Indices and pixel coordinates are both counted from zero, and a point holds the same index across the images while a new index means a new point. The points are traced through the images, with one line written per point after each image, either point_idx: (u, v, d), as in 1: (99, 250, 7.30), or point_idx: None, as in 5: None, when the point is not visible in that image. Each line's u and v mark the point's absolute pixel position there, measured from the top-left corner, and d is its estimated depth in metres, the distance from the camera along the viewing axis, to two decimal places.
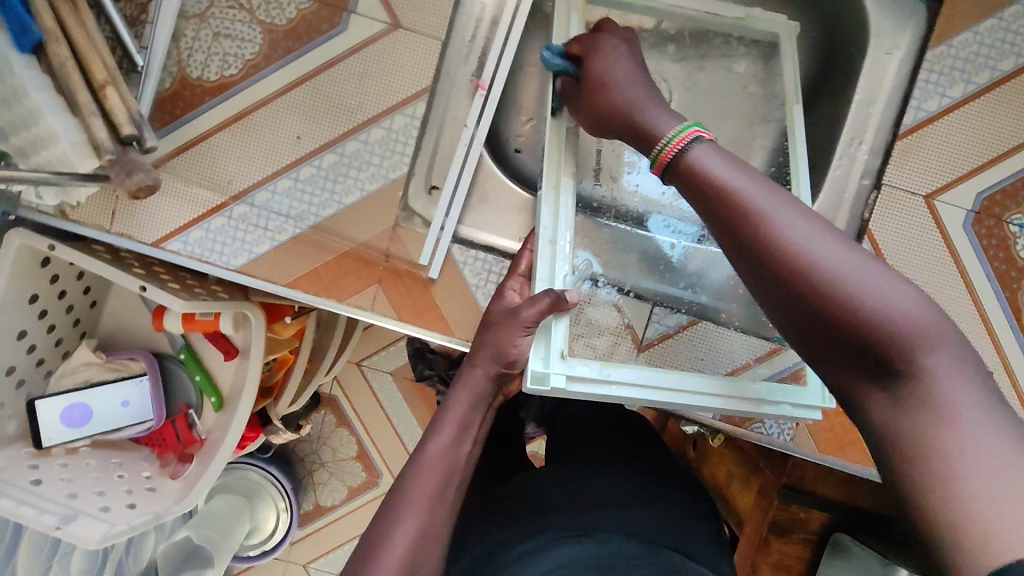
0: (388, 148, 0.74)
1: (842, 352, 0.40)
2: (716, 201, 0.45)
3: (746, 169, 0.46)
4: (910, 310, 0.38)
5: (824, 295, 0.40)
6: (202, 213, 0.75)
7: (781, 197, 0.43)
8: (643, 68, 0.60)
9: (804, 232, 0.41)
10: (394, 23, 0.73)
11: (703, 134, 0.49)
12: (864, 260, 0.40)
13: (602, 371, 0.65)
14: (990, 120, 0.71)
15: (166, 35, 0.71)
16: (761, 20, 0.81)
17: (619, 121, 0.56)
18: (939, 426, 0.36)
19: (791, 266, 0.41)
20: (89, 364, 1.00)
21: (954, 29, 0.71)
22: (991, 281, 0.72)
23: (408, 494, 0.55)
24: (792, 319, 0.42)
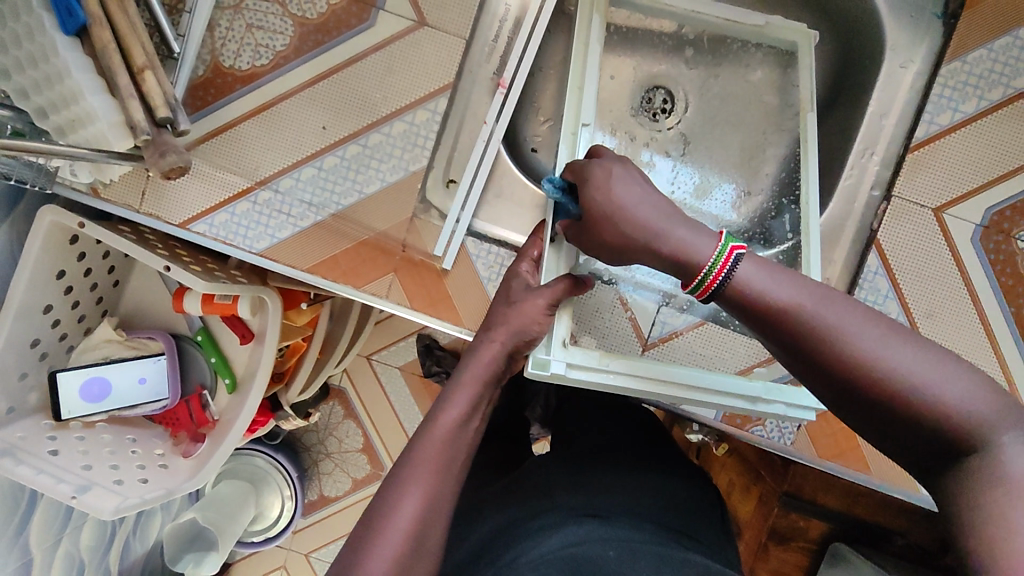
0: (409, 141, 0.76)
1: (918, 449, 0.42)
2: (777, 323, 0.45)
3: (793, 277, 0.47)
4: (987, 408, 0.40)
5: (897, 401, 0.41)
6: (228, 196, 0.77)
7: (837, 301, 0.44)
8: (648, 191, 0.54)
9: (872, 346, 0.42)
10: (420, 21, 0.75)
11: (743, 250, 0.48)
12: (935, 363, 0.41)
13: (601, 362, 0.68)
14: (1001, 136, 0.72)
15: (202, 25, 0.74)
16: (777, 28, 0.81)
17: (638, 257, 0.52)
18: (1009, 497, 0.38)
19: (859, 373, 0.42)
20: (110, 341, 1.04)
21: (968, 46, 0.72)
22: (997, 296, 0.73)
23: (418, 464, 0.54)
24: (877, 427, 0.43)
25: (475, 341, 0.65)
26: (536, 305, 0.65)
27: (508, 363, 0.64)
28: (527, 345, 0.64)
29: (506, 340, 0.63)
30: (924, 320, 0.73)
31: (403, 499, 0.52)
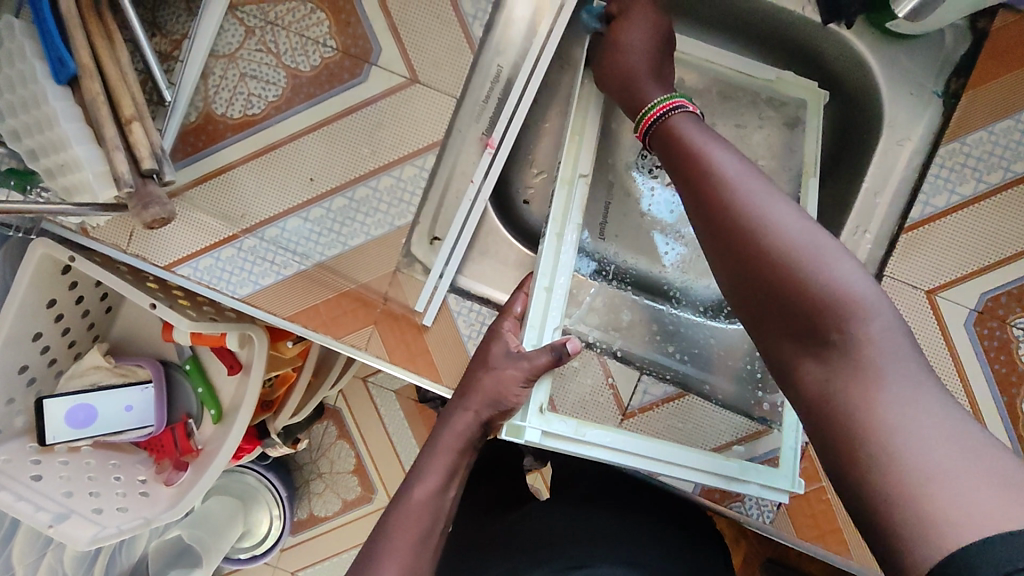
0: (396, 196, 0.76)
1: (776, 311, 0.43)
2: (687, 163, 0.51)
3: (717, 138, 0.52)
4: (845, 277, 0.41)
5: (758, 245, 0.44)
6: (213, 242, 0.77)
7: (746, 165, 0.48)
8: (660, 41, 0.66)
9: (757, 194, 0.46)
10: (412, 78, 0.75)
11: (687, 105, 0.56)
12: (809, 225, 0.44)
13: (578, 431, 0.65)
14: (998, 221, 0.70)
15: (195, 73, 0.75)
16: (791, 86, 0.80)
17: (621, 82, 0.64)
18: (858, 377, 0.39)
19: (736, 215, 0.45)
20: (99, 368, 1.04)
21: (969, 126, 0.70)
22: (990, 383, 0.70)
23: (392, 540, 0.52)
24: (738, 279, 0.45)
25: (447, 409, 0.63)
26: (514, 374, 0.62)
27: (484, 429, 0.62)
28: (503, 415, 0.62)
29: (482, 406, 0.61)
30: None
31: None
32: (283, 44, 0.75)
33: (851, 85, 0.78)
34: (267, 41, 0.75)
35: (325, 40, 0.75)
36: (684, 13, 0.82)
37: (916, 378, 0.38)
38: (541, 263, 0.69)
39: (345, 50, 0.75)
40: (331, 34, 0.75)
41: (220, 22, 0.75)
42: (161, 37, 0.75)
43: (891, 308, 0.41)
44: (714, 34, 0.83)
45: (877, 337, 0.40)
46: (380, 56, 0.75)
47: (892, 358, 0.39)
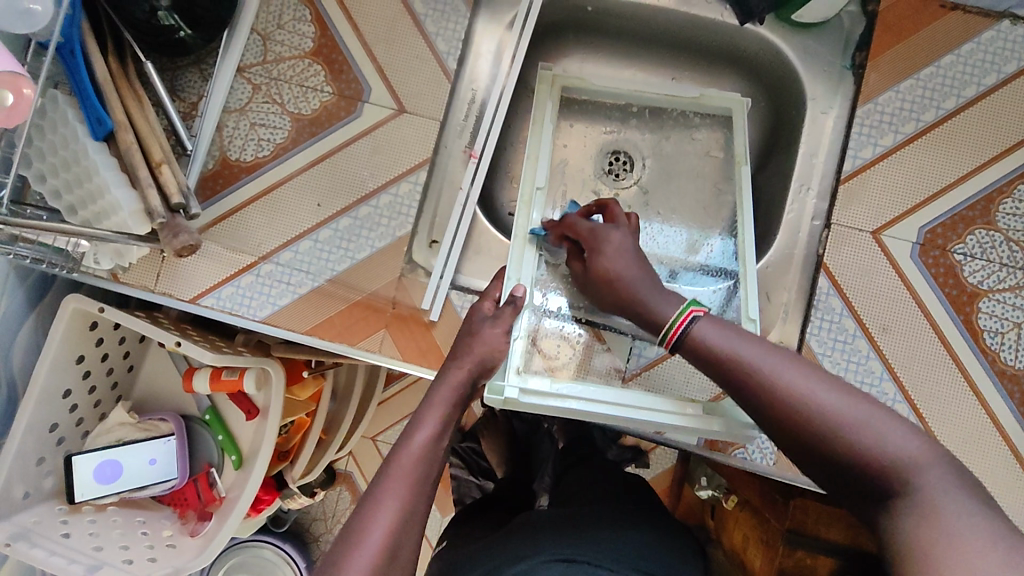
0: (395, 211, 0.86)
1: (856, 488, 0.49)
2: (727, 368, 0.55)
3: (745, 334, 0.57)
4: (899, 441, 0.47)
5: (830, 441, 0.49)
6: (233, 272, 0.86)
7: (780, 357, 0.54)
8: (636, 249, 0.72)
9: (802, 382, 0.51)
10: (399, 108, 0.87)
11: (700, 311, 0.60)
12: (858, 402, 0.50)
13: (550, 385, 0.74)
14: (920, 164, 0.80)
15: (211, 126, 0.86)
16: (715, 99, 0.92)
17: (612, 290, 0.69)
18: (927, 524, 0.44)
19: (795, 412, 0.51)
20: (124, 424, 1.08)
21: (877, 90, 0.81)
22: (945, 305, 0.79)
23: (389, 480, 0.59)
24: (813, 462, 0.50)
25: (442, 369, 0.71)
26: (495, 333, 0.73)
27: (474, 387, 0.70)
28: (487, 370, 0.71)
29: (472, 364, 0.70)
30: (882, 334, 0.79)
31: (376, 514, 0.57)
32: (287, 95, 0.87)
33: (775, 74, 0.91)
34: (272, 94, 0.87)
35: (323, 87, 0.87)
36: (624, 35, 0.96)
37: (982, 513, 0.44)
38: (511, 248, 0.82)
39: (340, 93, 0.87)
40: (327, 81, 0.87)
41: (231, 82, 0.87)
42: (180, 101, 0.87)
43: (947, 461, 0.47)
44: (652, 50, 0.97)
45: (940, 488, 0.46)
46: (370, 94, 0.87)
47: (957, 505, 0.44)
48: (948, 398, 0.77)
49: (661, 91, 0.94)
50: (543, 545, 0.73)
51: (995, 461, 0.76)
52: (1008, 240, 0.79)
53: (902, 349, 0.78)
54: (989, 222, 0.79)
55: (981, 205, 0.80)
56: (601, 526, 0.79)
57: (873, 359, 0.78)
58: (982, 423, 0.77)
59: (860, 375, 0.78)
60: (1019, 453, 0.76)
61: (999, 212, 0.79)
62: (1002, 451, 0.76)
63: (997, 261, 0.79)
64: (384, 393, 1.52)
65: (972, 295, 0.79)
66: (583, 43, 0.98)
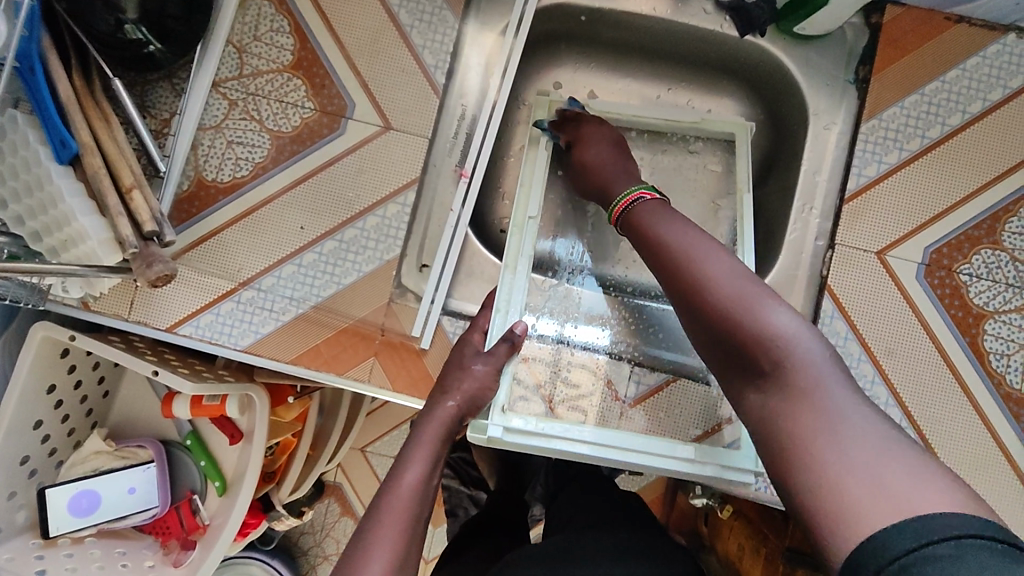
0: (382, 233, 0.82)
1: (734, 356, 0.53)
2: (651, 247, 0.61)
3: (675, 216, 0.62)
4: (784, 326, 0.51)
5: (716, 313, 0.53)
6: (212, 299, 0.81)
7: (698, 239, 0.58)
8: (618, 149, 0.78)
9: (707, 257, 0.56)
10: (386, 125, 0.83)
11: (649, 195, 0.66)
12: (754, 286, 0.53)
13: (542, 426, 0.71)
14: (925, 182, 0.78)
15: (186, 145, 0.81)
16: (715, 122, 0.88)
17: (593, 183, 0.75)
18: (794, 403, 0.48)
19: (694, 286, 0.55)
20: (100, 453, 1.03)
21: (882, 105, 0.79)
22: (951, 327, 0.77)
23: (378, 527, 0.56)
24: (700, 330, 0.55)
25: (428, 406, 0.69)
26: (487, 371, 0.71)
27: (460, 423, 0.68)
28: (475, 410, 0.69)
29: (462, 401, 0.68)
30: (888, 358, 0.77)
31: (368, 565, 0.54)
32: (266, 111, 0.83)
33: (775, 86, 0.88)
34: (250, 110, 0.83)
35: (304, 102, 0.83)
36: (619, 45, 0.93)
37: (840, 394, 0.47)
38: (500, 269, 0.79)
39: (323, 109, 0.83)
40: (308, 96, 0.83)
41: (206, 98, 0.82)
42: (151, 117, 0.82)
43: (823, 347, 0.50)
44: (648, 59, 0.94)
45: (809, 363, 0.49)
46: (355, 110, 0.83)
47: (825, 382, 0.48)
48: (954, 423, 0.76)
49: (658, 115, 0.88)
50: None
51: (1002, 486, 0.75)
52: (1014, 259, 0.77)
53: (908, 372, 0.76)
54: (995, 241, 0.77)
55: (986, 224, 0.78)
56: (600, 559, 0.77)
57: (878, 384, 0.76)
58: (988, 448, 0.75)
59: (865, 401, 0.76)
60: None
61: (1005, 231, 0.78)
62: (1009, 476, 0.75)
63: (1003, 281, 0.77)
64: (372, 405, 1.48)
65: (978, 317, 0.77)
66: (577, 52, 0.95)
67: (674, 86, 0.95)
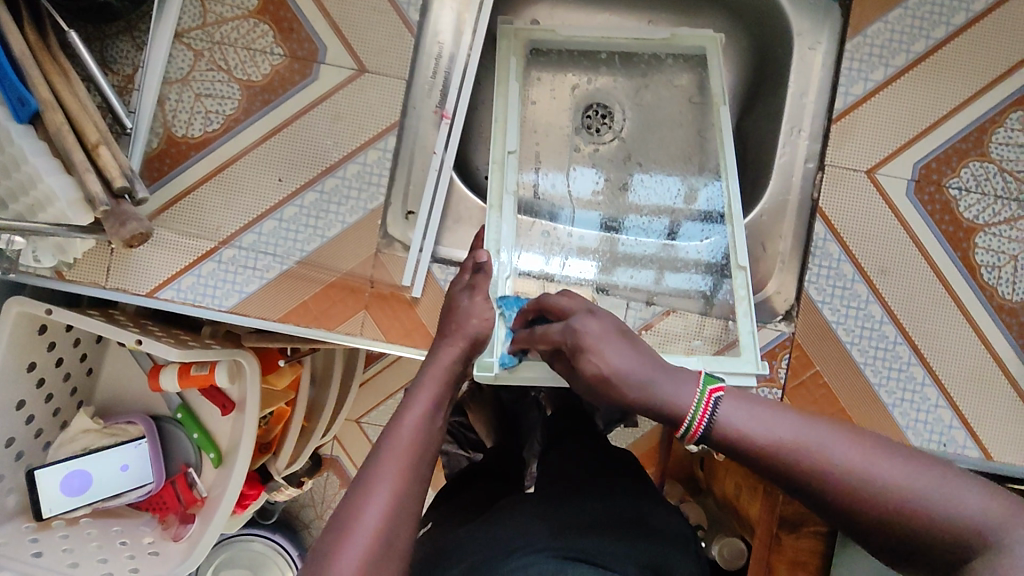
0: (364, 181, 0.79)
1: (931, 562, 0.42)
2: (769, 462, 0.45)
3: (769, 407, 0.47)
4: (981, 507, 0.41)
5: (898, 515, 0.42)
6: (193, 259, 0.79)
7: (815, 424, 0.45)
8: (632, 340, 0.53)
9: (850, 451, 0.43)
10: (360, 68, 0.79)
11: (722, 391, 0.48)
12: (913, 465, 0.43)
13: (544, 356, 0.72)
14: (911, 98, 0.77)
15: (151, 100, 0.78)
16: (686, 38, 0.87)
17: (622, 396, 0.50)
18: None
19: (853, 486, 0.43)
20: (88, 431, 1.01)
21: (867, 21, 0.78)
22: (942, 242, 0.77)
23: (380, 464, 0.55)
24: (863, 533, 0.43)
25: (433, 348, 0.67)
26: (483, 306, 0.68)
27: (466, 364, 0.66)
28: (477, 346, 0.67)
29: (467, 342, 0.66)
30: (881, 277, 0.77)
31: (368, 502, 0.53)
32: (233, 59, 0.79)
33: (757, 11, 0.86)
34: (216, 59, 0.79)
35: (273, 48, 0.79)
36: None
37: None
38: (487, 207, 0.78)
39: (293, 55, 0.79)
40: (277, 42, 0.79)
41: (169, 49, 0.78)
42: (113, 74, 0.78)
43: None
44: None
45: None
46: (326, 54, 0.79)
47: None
48: (948, 337, 0.76)
49: (630, 34, 0.88)
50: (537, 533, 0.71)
51: (995, 396, 0.76)
52: (1002, 171, 0.77)
53: (900, 289, 0.77)
54: (983, 154, 0.77)
55: (973, 136, 0.77)
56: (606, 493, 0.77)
57: (873, 303, 0.77)
58: (982, 360, 0.76)
59: (860, 321, 0.77)
60: (1020, 389, 0.76)
61: (993, 143, 0.77)
62: (1002, 386, 0.76)
63: (992, 193, 0.77)
64: (365, 373, 1.46)
65: (968, 230, 0.77)
66: None
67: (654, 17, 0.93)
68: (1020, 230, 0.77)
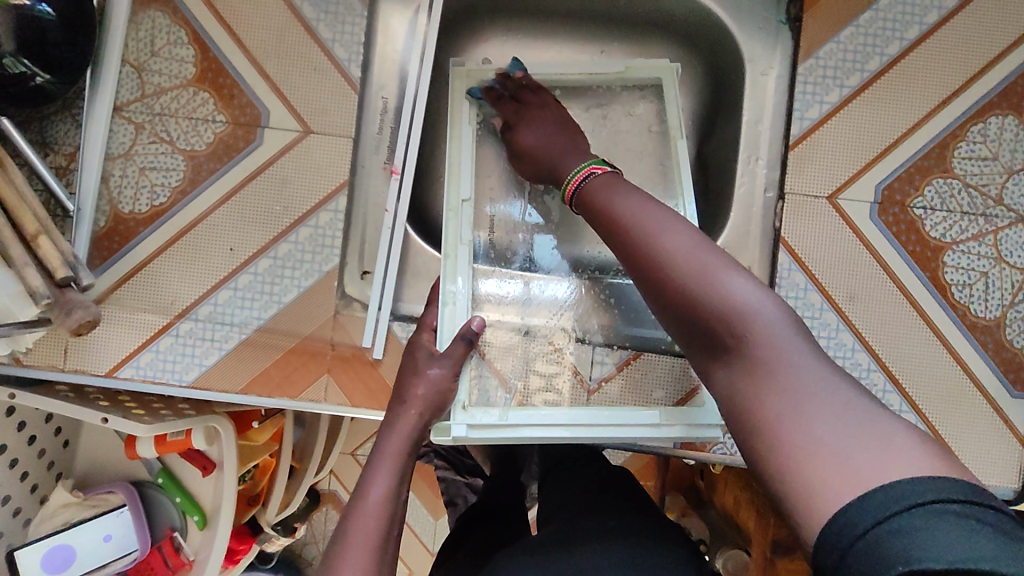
0: (318, 243, 0.78)
1: (700, 337, 0.50)
2: (602, 216, 0.59)
3: (623, 186, 0.60)
4: (739, 294, 0.48)
5: (672, 282, 0.51)
6: (149, 336, 0.77)
7: (654, 212, 0.55)
8: (554, 129, 0.77)
9: (659, 226, 0.54)
10: (305, 129, 0.78)
11: (600, 168, 0.64)
12: (709, 259, 0.50)
13: (503, 417, 0.69)
14: (869, 118, 0.76)
15: (95, 179, 0.76)
16: (640, 67, 0.85)
17: (537, 161, 0.76)
18: (760, 380, 0.46)
19: (643, 248, 0.53)
20: (68, 505, 1.00)
21: (818, 43, 0.76)
22: (910, 263, 0.75)
23: (346, 553, 0.53)
24: (658, 306, 0.53)
25: (388, 417, 0.66)
26: (442, 373, 0.68)
27: (424, 431, 0.66)
28: (439, 413, 0.67)
29: (424, 408, 0.66)
30: (849, 303, 0.75)
31: None
32: (175, 131, 0.78)
33: (707, 36, 0.85)
34: (158, 132, 0.77)
35: (214, 116, 0.78)
36: (542, 13, 0.89)
37: (818, 373, 0.44)
38: (442, 258, 0.76)
39: (236, 121, 0.78)
40: (219, 109, 0.78)
41: (109, 125, 0.77)
42: (54, 154, 0.76)
43: (783, 312, 0.48)
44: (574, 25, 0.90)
45: (772, 335, 0.46)
46: (269, 118, 0.78)
47: (794, 354, 0.45)
48: (922, 358, 0.75)
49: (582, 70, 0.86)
50: None
51: (975, 415, 0.75)
52: (967, 186, 0.75)
53: (870, 313, 0.75)
54: (946, 169, 0.75)
55: (936, 153, 0.75)
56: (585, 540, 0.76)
57: (844, 331, 0.75)
58: (959, 379, 0.74)
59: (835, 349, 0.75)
60: (999, 406, 0.74)
61: (956, 157, 0.75)
62: (981, 406, 0.74)
63: (957, 210, 0.75)
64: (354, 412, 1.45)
65: (936, 249, 0.75)
66: (501, 24, 0.90)
67: (607, 47, 0.91)
68: (989, 245, 0.75)
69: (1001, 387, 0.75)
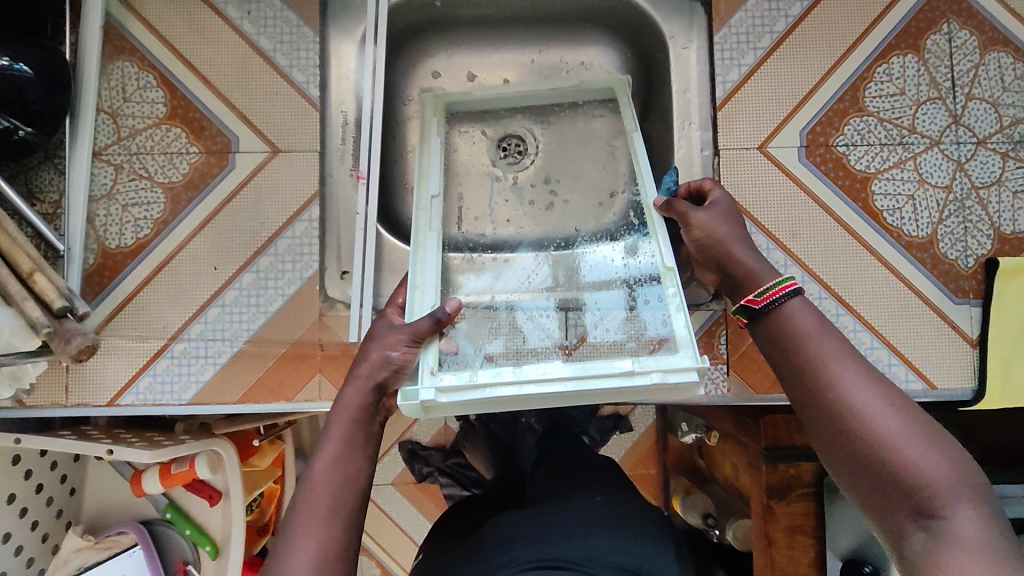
0: (296, 252, 0.83)
1: (885, 500, 0.51)
2: (791, 358, 0.59)
3: (824, 326, 0.59)
4: (936, 468, 0.49)
5: (870, 447, 0.51)
6: (146, 360, 0.81)
7: (854, 364, 0.56)
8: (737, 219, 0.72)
9: (863, 390, 0.54)
10: (273, 149, 0.84)
11: (796, 286, 0.62)
12: (912, 427, 0.51)
13: (471, 378, 0.66)
14: (784, 72, 0.83)
15: (81, 220, 0.81)
16: (594, 82, 0.92)
17: (712, 246, 0.71)
18: (942, 547, 0.46)
19: (841, 407, 0.54)
20: (80, 550, 1.01)
21: (728, 13, 0.84)
22: (842, 196, 0.82)
23: (299, 518, 0.57)
24: (843, 462, 0.53)
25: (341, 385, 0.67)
26: (398, 338, 0.67)
27: (378, 397, 0.65)
28: (394, 376, 0.66)
29: (368, 374, 0.65)
30: (792, 240, 0.81)
31: (292, 553, 0.55)
32: (152, 166, 0.83)
33: (631, 23, 0.93)
34: (136, 169, 0.83)
35: (188, 148, 0.84)
36: (480, 23, 0.97)
37: (1003, 552, 0.45)
38: (410, 252, 0.79)
39: (208, 150, 0.84)
40: (191, 142, 0.84)
41: (90, 170, 0.82)
42: (41, 202, 0.82)
43: (981, 491, 0.48)
44: (510, 30, 0.98)
45: (969, 519, 0.47)
46: (239, 143, 0.84)
47: (989, 539, 0.46)
48: (866, 281, 0.81)
49: (541, 86, 0.94)
50: (516, 554, 0.73)
51: (921, 326, 0.81)
52: (882, 121, 0.82)
53: (813, 247, 0.81)
54: (861, 109, 0.82)
55: (849, 95, 0.83)
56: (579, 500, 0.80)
57: (792, 266, 0.81)
58: (902, 295, 0.81)
59: None
60: (944, 313, 0.81)
61: (867, 97, 0.83)
62: (926, 316, 0.81)
63: (877, 143, 0.82)
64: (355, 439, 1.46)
65: (863, 181, 0.82)
66: (444, 38, 0.98)
67: (544, 47, 0.99)
68: (911, 170, 0.82)
69: (943, 297, 0.81)
